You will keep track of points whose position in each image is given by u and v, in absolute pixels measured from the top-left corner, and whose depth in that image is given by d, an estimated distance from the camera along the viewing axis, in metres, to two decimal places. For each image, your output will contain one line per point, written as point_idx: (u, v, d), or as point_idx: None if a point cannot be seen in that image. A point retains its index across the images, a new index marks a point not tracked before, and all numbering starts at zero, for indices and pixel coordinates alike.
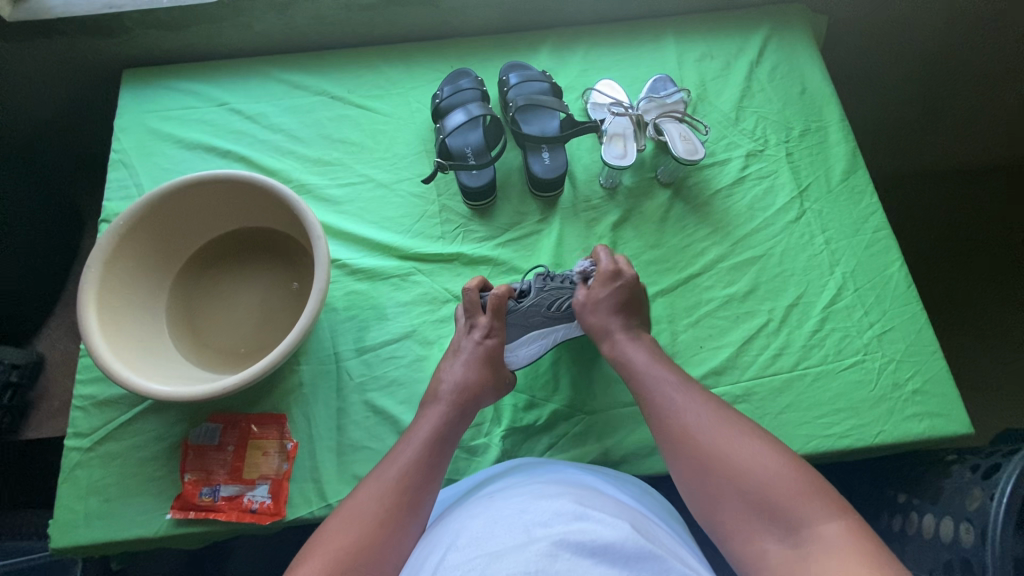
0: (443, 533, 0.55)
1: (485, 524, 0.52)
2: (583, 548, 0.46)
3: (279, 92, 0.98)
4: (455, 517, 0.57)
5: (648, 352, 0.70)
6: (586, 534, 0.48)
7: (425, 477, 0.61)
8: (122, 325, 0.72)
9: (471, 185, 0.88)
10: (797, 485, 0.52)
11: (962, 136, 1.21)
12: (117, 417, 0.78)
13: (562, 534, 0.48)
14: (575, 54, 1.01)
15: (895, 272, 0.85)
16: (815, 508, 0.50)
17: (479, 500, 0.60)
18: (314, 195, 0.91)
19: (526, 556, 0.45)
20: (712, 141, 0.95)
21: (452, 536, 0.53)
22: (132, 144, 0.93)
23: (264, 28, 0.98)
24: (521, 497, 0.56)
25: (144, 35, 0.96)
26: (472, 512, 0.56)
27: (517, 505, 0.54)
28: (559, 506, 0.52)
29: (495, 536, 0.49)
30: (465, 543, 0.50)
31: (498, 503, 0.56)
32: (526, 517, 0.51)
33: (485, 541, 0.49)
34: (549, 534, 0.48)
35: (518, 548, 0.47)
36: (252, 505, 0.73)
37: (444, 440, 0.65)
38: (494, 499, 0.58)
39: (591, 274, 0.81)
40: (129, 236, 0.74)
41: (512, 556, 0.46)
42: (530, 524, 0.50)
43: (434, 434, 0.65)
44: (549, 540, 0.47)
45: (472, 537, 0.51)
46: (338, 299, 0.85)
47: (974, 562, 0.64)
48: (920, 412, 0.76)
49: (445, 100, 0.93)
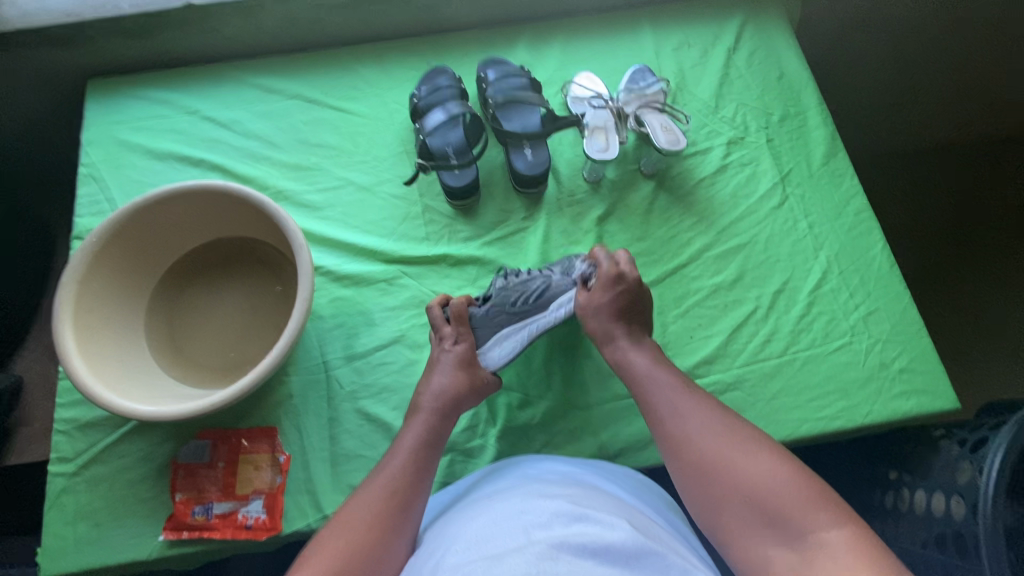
0: (442, 537, 0.54)
1: (484, 525, 0.52)
2: (583, 549, 0.46)
3: (252, 98, 0.96)
4: (455, 519, 0.57)
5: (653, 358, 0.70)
6: (586, 536, 0.48)
7: (413, 482, 0.61)
8: (102, 345, 0.70)
9: (454, 185, 0.86)
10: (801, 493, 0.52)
11: (935, 113, 1.23)
12: (102, 440, 0.76)
13: (561, 536, 0.48)
14: (552, 48, 1.00)
15: (877, 253, 0.86)
16: (817, 513, 0.50)
17: (478, 500, 0.59)
18: (293, 202, 0.89)
19: (525, 557, 0.45)
20: (693, 130, 0.95)
21: (451, 538, 0.53)
22: (101, 157, 0.91)
23: (233, 32, 0.96)
24: (521, 496, 0.56)
25: (107, 44, 0.93)
26: (471, 514, 0.56)
27: (515, 505, 0.54)
28: (557, 506, 0.52)
29: (495, 537, 0.49)
30: (465, 545, 0.50)
31: (497, 502, 0.56)
32: (525, 517, 0.51)
33: (485, 543, 0.49)
34: (548, 536, 0.47)
35: (519, 549, 0.46)
36: (247, 521, 0.72)
37: (430, 443, 0.65)
38: (492, 500, 0.57)
39: (570, 268, 0.80)
40: (103, 252, 0.72)
41: (512, 558, 0.45)
42: (529, 525, 0.49)
43: (421, 439, 0.65)
44: (549, 541, 0.47)
45: (471, 540, 0.50)
46: (323, 307, 0.83)
47: (966, 535, 0.65)
48: (907, 390, 0.78)
49: (423, 99, 0.91)
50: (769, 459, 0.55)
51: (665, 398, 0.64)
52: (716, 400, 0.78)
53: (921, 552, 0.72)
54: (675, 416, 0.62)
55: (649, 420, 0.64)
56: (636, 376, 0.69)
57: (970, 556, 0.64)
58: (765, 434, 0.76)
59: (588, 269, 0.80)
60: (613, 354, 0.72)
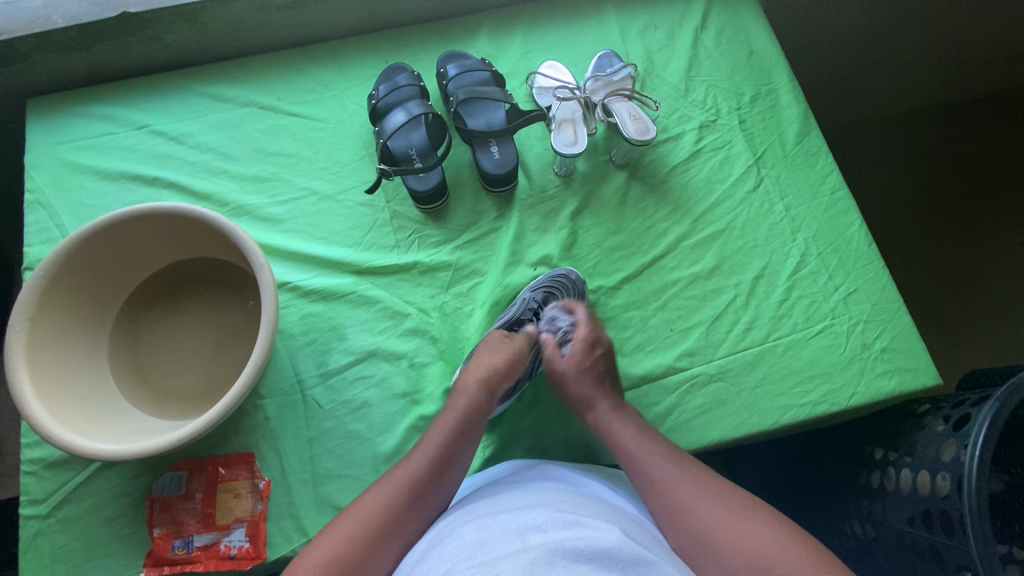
0: (432, 543, 0.52)
1: (477, 531, 0.50)
2: (579, 553, 0.44)
3: (203, 108, 0.91)
4: (445, 524, 0.55)
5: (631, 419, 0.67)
6: (582, 540, 0.46)
7: (439, 471, 0.59)
8: (61, 384, 0.67)
9: (420, 189, 0.84)
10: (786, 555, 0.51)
11: (909, 80, 1.21)
12: (72, 479, 0.73)
13: (557, 541, 0.46)
14: (514, 37, 0.97)
15: (855, 231, 0.85)
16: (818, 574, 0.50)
17: (469, 506, 0.57)
18: (254, 216, 0.86)
19: (521, 564, 0.43)
20: (664, 116, 0.93)
21: (441, 544, 0.50)
22: (48, 181, 0.86)
23: (176, 39, 0.91)
24: (513, 503, 0.54)
25: (43, 60, 0.88)
26: (464, 518, 0.54)
27: (510, 510, 0.52)
28: (554, 512, 0.51)
29: (489, 543, 0.47)
30: (457, 550, 0.48)
31: (489, 509, 0.54)
32: (519, 522, 0.49)
33: (479, 548, 0.47)
34: (544, 541, 0.46)
35: (514, 555, 0.45)
36: (230, 551, 0.70)
37: (474, 419, 0.63)
38: (485, 506, 0.55)
39: (535, 285, 0.81)
40: (54, 285, 0.67)
41: (507, 564, 0.43)
42: (524, 530, 0.48)
43: (461, 420, 0.63)
44: (545, 547, 0.45)
45: (464, 545, 0.48)
46: (293, 325, 0.80)
47: (949, 511, 0.65)
48: (889, 369, 0.77)
49: (382, 100, 0.87)
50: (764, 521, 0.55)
51: (655, 458, 0.62)
52: (699, 393, 0.77)
53: (907, 530, 0.72)
54: (669, 483, 0.59)
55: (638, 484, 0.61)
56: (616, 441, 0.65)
57: (957, 534, 0.63)
58: (750, 424, 0.75)
59: (551, 279, 0.81)
60: (596, 423, 0.68)
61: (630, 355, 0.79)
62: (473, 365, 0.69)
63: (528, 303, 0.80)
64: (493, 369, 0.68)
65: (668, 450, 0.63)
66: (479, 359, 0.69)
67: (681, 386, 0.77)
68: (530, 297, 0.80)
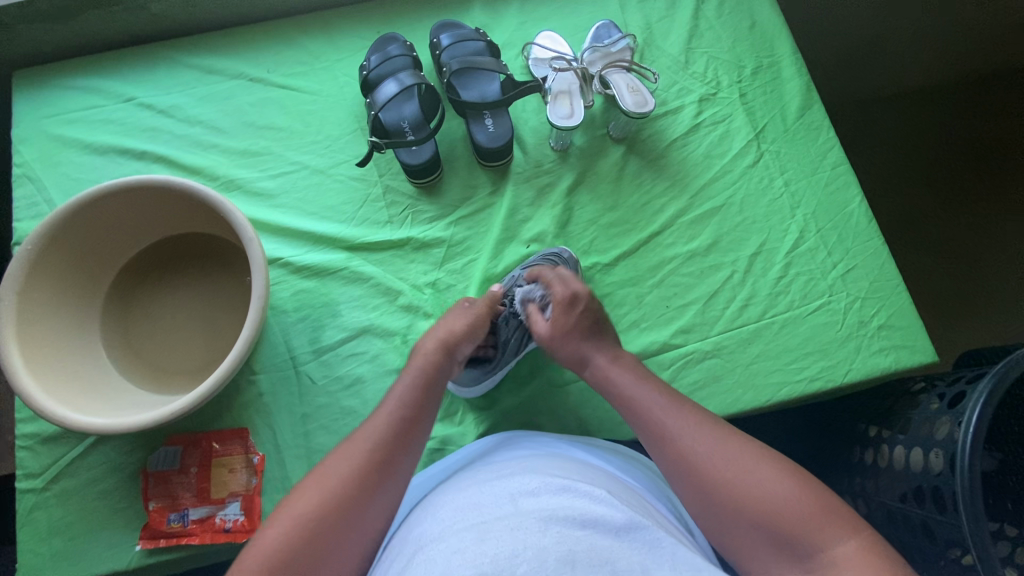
0: (425, 508, 0.53)
1: (471, 495, 0.50)
2: (572, 520, 0.45)
3: (191, 80, 0.89)
4: (439, 491, 0.55)
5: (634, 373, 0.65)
6: (576, 507, 0.46)
7: (407, 432, 0.58)
8: (51, 360, 0.66)
9: (412, 163, 0.82)
10: (804, 499, 0.50)
11: (918, 55, 1.17)
12: (67, 453, 0.73)
13: (550, 508, 0.46)
14: (510, 7, 0.94)
15: (855, 208, 0.83)
16: (825, 528, 0.48)
17: (465, 473, 0.58)
18: (245, 191, 0.85)
19: (514, 529, 0.43)
20: (663, 89, 0.90)
21: (435, 510, 0.51)
22: (34, 155, 0.84)
23: (162, 8, 0.88)
24: (508, 469, 0.54)
25: (26, 30, 0.85)
26: (459, 484, 0.54)
27: (504, 476, 0.52)
28: (547, 478, 0.51)
29: (482, 507, 0.48)
30: (451, 514, 0.48)
31: (484, 476, 0.54)
32: (514, 488, 0.49)
33: (472, 511, 0.47)
34: (537, 507, 0.46)
35: (506, 519, 0.45)
36: (225, 524, 0.71)
37: (435, 382, 0.63)
38: (480, 472, 0.56)
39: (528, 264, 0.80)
40: (42, 258, 0.66)
41: (498, 529, 0.44)
42: (518, 495, 0.48)
43: (421, 383, 0.62)
44: (539, 513, 0.45)
45: (457, 508, 0.49)
46: (285, 301, 0.79)
47: (943, 489, 0.65)
48: (886, 346, 0.77)
49: (373, 71, 0.85)
50: (770, 467, 0.53)
51: (660, 412, 0.60)
52: (693, 369, 0.76)
53: (899, 506, 0.71)
54: (675, 436, 0.57)
55: (646, 439, 0.60)
56: (622, 396, 0.64)
57: (949, 510, 0.63)
58: (744, 401, 0.75)
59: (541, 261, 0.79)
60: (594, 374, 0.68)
61: (624, 332, 0.79)
62: (434, 329, 0.69)
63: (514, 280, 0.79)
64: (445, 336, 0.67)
65: (673, 401, 0.61)
66: (444, 323, 0.70)
67: (675, 363, 0.77)
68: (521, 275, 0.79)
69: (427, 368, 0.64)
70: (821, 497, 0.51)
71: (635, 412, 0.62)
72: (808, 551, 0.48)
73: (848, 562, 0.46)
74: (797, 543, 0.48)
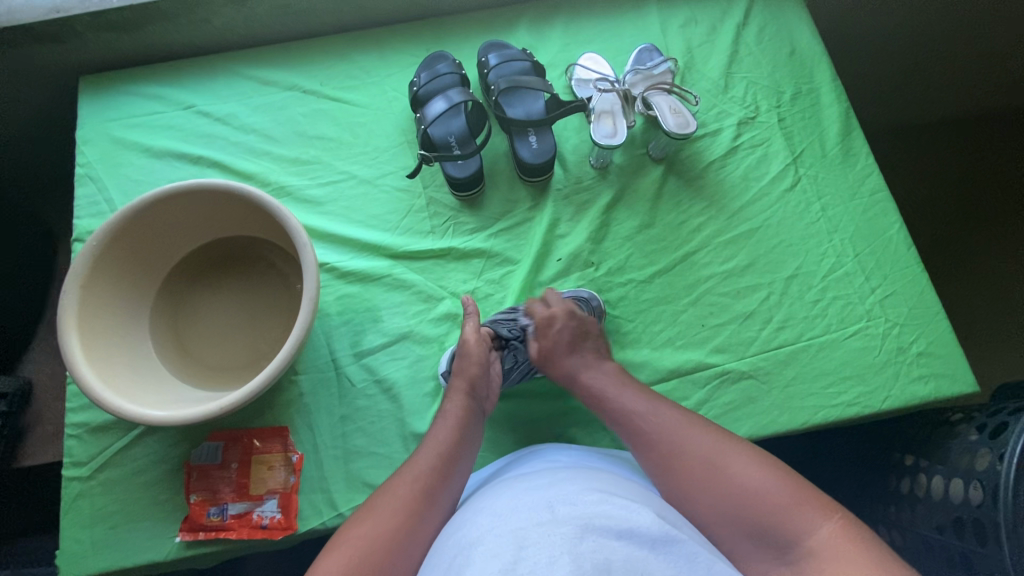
0: (465, 514, 0.53)
1: (509, 503, 0.51)
2: (609, 530, 0.45)
3: (247, 91, 0.93)
4: (479, 497, 0.56)
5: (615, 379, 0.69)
6: (612, 517, 0.46)
7: (451, 458, 0.61)
8: (107, 352, 0.69)
9: (458, 176, 0.85)
10: (780, 489, 0.52)
11: (957, 85, 1.17)
12: (114, 443, 0.75)
13: (587, 516, 0.46)
14: (554, 29, 0.97)
15: (894, 234, 0.84)
16: (803, 516, 0.50)
17: (502, 481, 0.58)
18: (295, 197, 0.88)
19: (551, 536, 0.44)
20: (702, 111, 0.92)
21: (474, 516, 0.51)
22: (98, 157, 0.89)
23: (224, 22, 0.93)
24: (544, 479, 0.54)
25: (96, 39, 0.90)
26: (496, 491, 0.55)
27: (540, 486, 0.53)
28: (584, 489, 0.51)
29: (519, 513, 0.48)
30: (490, 520, 0.49)
31: (521, 484, 0.54)
32: (551, 497, 0.50)
33: (509, 517, 0.48)
34: (573, 515, 0.46)
35: (543, 525, 0.45)
36: (262, 520, 0.72)
37: (470, 416, 0.67)
38: (517, 481, 0.56)
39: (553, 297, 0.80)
40: (106, 255, 0.70)
41: (536, 536, 0.44)
42: (555, 502, 0.49)
43: (458, 421, 0.65)
44: (575, 521, 0.45)
45: (495, 514, 0.49)
46: (329, 305, 0.82)
47: (984, 521, 0.64)
48: (925, 374, 0.76)
49: (423, 88, 0.88)
50: (745, 459, 0.55)
51: (641, 413, 0.63)
52: (728, 389, 0.77)
53: (937, 538, 0.71)
54: (655, 435, 0.60)
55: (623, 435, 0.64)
56: (598, 396, 0.68)
57: (990, 543, 0.63)
58: (779, 423, 0.75)
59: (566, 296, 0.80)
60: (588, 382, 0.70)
61: (659, 349, 0.79)
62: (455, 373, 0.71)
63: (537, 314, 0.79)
64: (470, 376, 0.70)
65: (653, 402, 0.64)
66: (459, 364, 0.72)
67: (709, 382, 0.77)
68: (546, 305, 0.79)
69: (460, 406, 0.67)
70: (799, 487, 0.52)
71: (616, 414, 0.65)
72: (791, 540, 0.49)
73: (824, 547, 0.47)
74: (772, 529, 0.50)
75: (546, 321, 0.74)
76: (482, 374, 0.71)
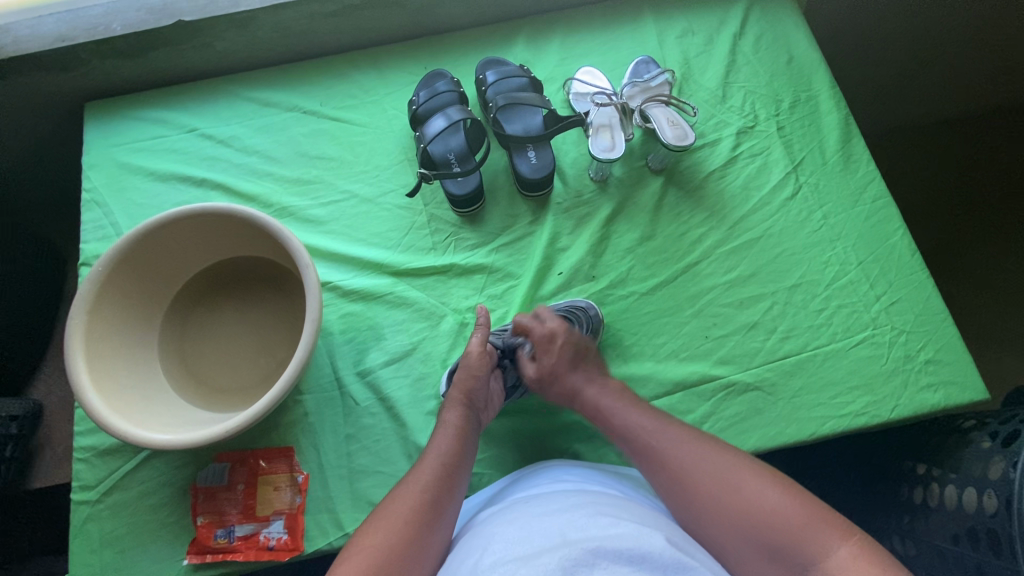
0: (475, 538, 0.53)
1: (521, 526, 0.50)
2: (621, 555, 0.44)
3: (249, 112, 0.94)
4: (489, 521, 0.56)
5: (621, 398, 0.68)
6: (623, 542, 0.46)
7: (453, 470, 0.61)
8: (114, 376, 0.69)
9: (458, 193, 0.85)
10: (793, 508, 0.52)
11: (955, 87, 1.17)
12: (121, 466, 0.76)
13: (599, 541, 0.46)
14: (551, 44, 0.98)
15: (898, 240, 0.83)
16: (817, 535, 0.50)
17: (512, 503, 0.58)
18: (297, 217, 0.88)
19: (565, 562, 0.44)
20: (701, 122, 0.92)
21: (485, 539, 0.51)
22: (103, 182, 0.90)
23: (226, 46, 0.94)
24: (556, 501, 0.54)
25: (101, 66, 0.92)
26: (507, 515, 0.54)
27: (551, 510, 0.52)
28: (595, 512, 0.51)
29: (530, 539, 0.48)
30: (502, 543, 0.49)
31: (532, 507, 0.54)
32: (563, 521, 0.49)
33: (522, 541, 0.48)
34: (586, 539, 0.46)
35: (556, 550, 0.45)
36: (269, 542, 0.72)
37: (468, 427, 0.67)
38: (528, 503, 0.56)
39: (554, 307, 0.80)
40: (111, 280, 0.70)
41: (550, 560, 0.44)
42: (566, 528, 0.48)
43: (456, 432, 0.65)
44: (587, 546, 0.45)
45: (507, 539, 0.49)
46: (333, 323, 0.82)
47: (999, 532, 0.63)
48: (934, 382, 0.75)
49: (422, 106, 0.89)
50: (757, 477, 0.55)
51: (648, 429, 0.63)
52: (734, 400, 0.76)
53: (952, 548, 0.69)
54: (664, 454, 0.60)
55: (630, 452, 0.64)
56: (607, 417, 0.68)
57: (1006, 554, 0.62)
58: (787, 434, 0.74)
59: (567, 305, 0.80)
60: (586, 407, 0.70)
61: (663, 361, 0.79)
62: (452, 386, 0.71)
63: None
64: (466, 388, 0.70)
65: (663, 421, 0.64)
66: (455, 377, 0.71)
67: (715, 394, 0.77)
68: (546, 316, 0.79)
69: (458, 417, 0.67)
70: (807, 505, 0.52)
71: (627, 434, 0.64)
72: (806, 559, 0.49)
73: (841, 571, 0.47)
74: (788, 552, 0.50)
75: (547, 339, 0.73)
76: (479, 386, 0.70)
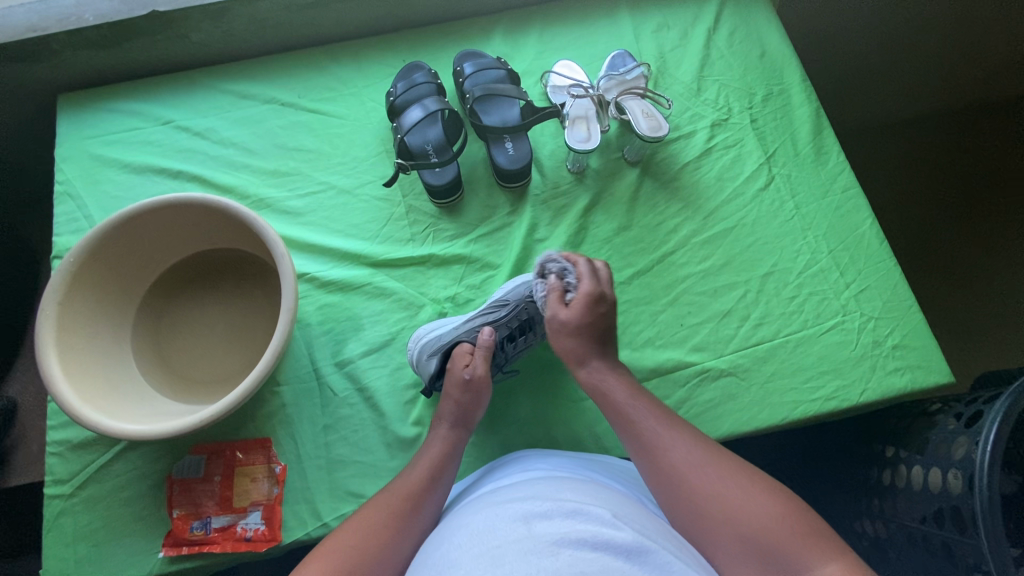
0: (442, 531, 0.53)
1: (486, 520, 0.50)
2: (584, 543, 0.45)
3: (225, 104, 0.94)
4: (456, 513, 0.56)
5: (630, 389, 0.66)
6: (586, 531, 0.46)
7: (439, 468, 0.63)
8: (87, 368, 0.69)
9: (435, 183, 0.85)
10: (780, 516, 0.51)
11: (921, 86, 1.21)
12: (95, 460, 0.75)
13: (563, 532, 0.47)
14: (529, 38, 0.99)
15: (867, 230, 0.85)
16: (807, 547, 0.48)
17: (480, 495, 0.59)
18: (274, 209, 0.88)
19: (528, 555, 0.44)
20: (676, 114, 0.94)
21: (451, 533, 0.51)
22: (77, 174, 0.89)
23: (201, 38, 0.93)
24: (522, 491, 0.55)
25: (74, 57, 0.91)
26: (473, 507, 0.54)
27: (517, 500, 0.53)
28: (559, 501, 0.51)
29: (496, 532, 0.48)
30: (467, 537, 0.49)
31: (497, 498, 0.55)
32: (527, 511, 0.50)
33: (487, 535, 0.48)
34: (549, 531, 0.46)
35: (519, 543, 0.45)
36: (246, 533, 0.72)
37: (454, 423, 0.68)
38: (495, 494, 0.56)
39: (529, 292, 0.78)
40: (83, 270, 0.70)
41: (513, 554, 0.44)
42: (531, 519, 0.49)
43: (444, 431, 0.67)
44: (550, 537, 0.46)
45: (473, 532, 0.49)
46: (311, 314, 0.82)
47: (963, 509, 0.65)
48: (901, 367, 0.77)
49: (400, 97, 0.90)
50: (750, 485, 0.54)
51: (646, 421, 0.62)
52: (708, 386, 0.77)
53: (920, 528, 0.71)
54: (659, 447, 0.59)
55: (627, 441, 0.63)
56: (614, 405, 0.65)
57: (969, 531, 0.63)
58: (759, 419, 0.75)
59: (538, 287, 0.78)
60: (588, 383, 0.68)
61: (639, 349, 0.80)
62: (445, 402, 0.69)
63: (517, 313, 0.76)
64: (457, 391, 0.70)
65: (665, 417, 0.63)
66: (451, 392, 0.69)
67: (689, 380, 0.78)
68: (522, 306, 0.77)
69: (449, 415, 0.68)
70: (805, 518, 0.51)
71: (627, 428, 0.63)
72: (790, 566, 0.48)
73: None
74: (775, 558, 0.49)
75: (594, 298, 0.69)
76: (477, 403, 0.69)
